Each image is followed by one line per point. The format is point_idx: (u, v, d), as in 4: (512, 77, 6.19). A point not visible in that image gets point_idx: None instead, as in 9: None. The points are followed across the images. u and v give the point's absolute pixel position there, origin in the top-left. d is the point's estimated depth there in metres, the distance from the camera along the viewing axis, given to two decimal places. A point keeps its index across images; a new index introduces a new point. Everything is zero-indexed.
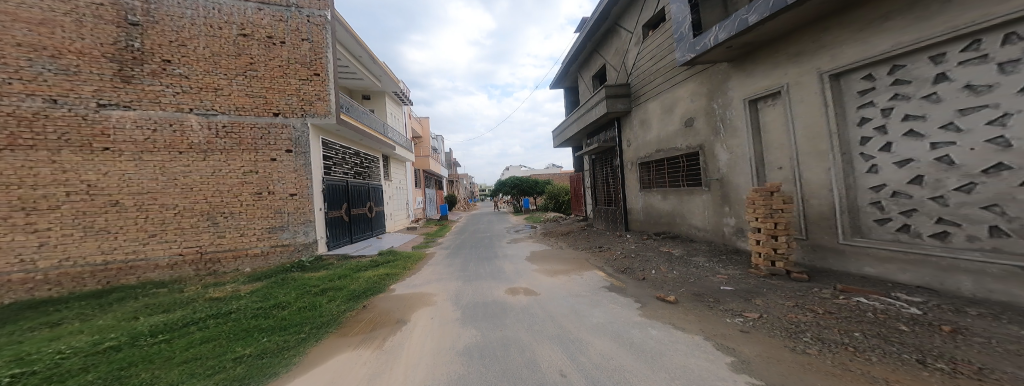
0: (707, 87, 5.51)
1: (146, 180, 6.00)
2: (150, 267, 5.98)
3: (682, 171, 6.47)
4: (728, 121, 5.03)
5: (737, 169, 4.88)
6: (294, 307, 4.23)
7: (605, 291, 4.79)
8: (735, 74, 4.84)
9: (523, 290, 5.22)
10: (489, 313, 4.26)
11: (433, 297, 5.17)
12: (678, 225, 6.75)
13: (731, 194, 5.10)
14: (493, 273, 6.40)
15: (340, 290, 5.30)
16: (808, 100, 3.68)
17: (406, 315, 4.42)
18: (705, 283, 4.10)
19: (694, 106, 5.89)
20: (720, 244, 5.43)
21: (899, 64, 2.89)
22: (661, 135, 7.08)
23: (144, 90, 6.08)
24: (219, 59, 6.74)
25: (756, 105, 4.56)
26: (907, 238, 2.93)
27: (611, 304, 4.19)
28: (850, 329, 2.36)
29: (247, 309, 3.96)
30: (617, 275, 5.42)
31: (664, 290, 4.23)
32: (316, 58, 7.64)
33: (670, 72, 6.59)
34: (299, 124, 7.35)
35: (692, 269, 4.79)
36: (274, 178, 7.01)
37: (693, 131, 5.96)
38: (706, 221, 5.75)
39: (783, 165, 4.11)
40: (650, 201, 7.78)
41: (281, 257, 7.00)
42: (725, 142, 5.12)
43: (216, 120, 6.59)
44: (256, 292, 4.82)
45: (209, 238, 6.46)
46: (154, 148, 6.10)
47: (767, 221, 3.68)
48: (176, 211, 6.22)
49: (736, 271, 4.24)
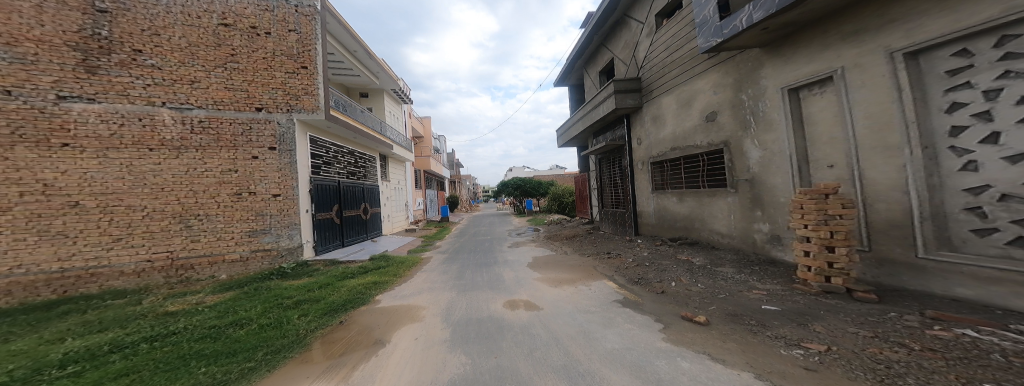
0: (736, 76, 4.85)
1: (110, 179, 5.45)
2: (115, 274, 5.43)
3: (702, 171, 5.84)
4: (760, 113, 4.40)
5: (773, 168, 4.23)
6: (255, 326, 3.65)
7: (618, 306, 4.14)
8: (771, 59, 4.19)
9: (523, 303, 4.59)
10: (483, 333, 3.63)
11: (422, 310, 4.54)
12: (697, 231, 6.08)
13: (764, 195, 4.44)
14: (491, 281, 5.77)
15: (317, 302, 4.70)
16: (871, 85, 3.01)
17: (388, 334, 3.81)
18: (741, 300, 3.42)
19: (718, 98, 5.24)
20: (750, 252, 4.76)
21: (1015, 33, 2.21)
22: (677, 131, 6.44)
23: (110, 81, 5.56)
24: (197, 50, 6.23)
25: (798, 93, 3.90)
26: (1022, 255, 2.23)
27: (627, 325, 3.53)
28: (977, 378, 1.65)
29: (196, 329, 3.38)
30: (630, 286, 4.77)
31: (691, 307, 3.56)
32: (304, 50, 7.17)
33: (688, 62, 5.97)
34: (284, 120, 6.85)
35: (720, 282, 4.12)
36: (254, 178, 6.49)
37: (715, 126, 5.33)
38: (733, 226, 5.09)
39: (835, 163, 3.46)
40: (663, 204, 7.13)
41: (262, 262, 6.47)
42: (758, 138, 4.46)
43: (192, 115, 6.08)
44: (218, 306, 4.23)
45: (182, 242, 5.91)
46: (122, 144, 5.56)
47: (821, 229, 3.03)
48: (145, 214, 5.68)
49: (777, 285, 3.56)
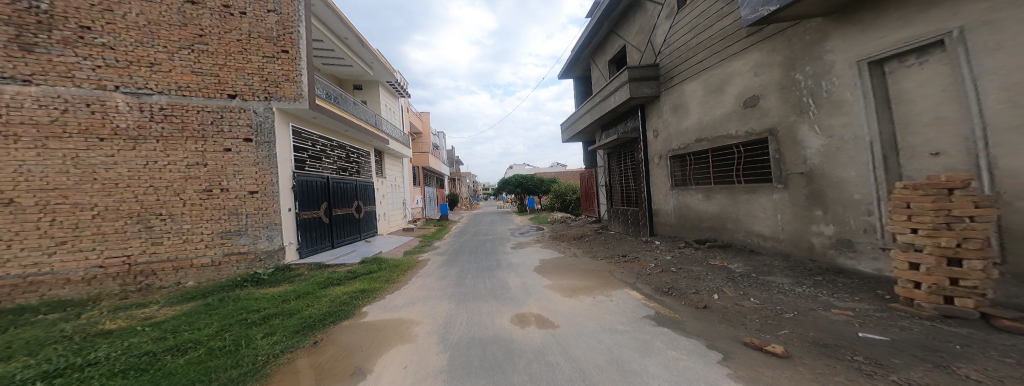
0: (788, 53, 4.08)
1: (51, 173, 4.69)
2: (59, 283, 4.71)
3: (737, 165, 5.10)
4: (823, 93, 3.64)
5: (842, 158, 3.47)
6: (201, 352, 2.90)
7: (651, 325, 3.40)
8: (842, 28, 3.42)
9: (534, 319, 3.83)
10: (488, 361, 2.87)
11: (415, 327, 3.78)
12: (729, 232, 5.35)
13: (828, 192, 3.68)
14: (495, 289, 5.02)
15: (290, 317, 3.94)
16: (1015, 44, 2.26)
17: (370, 360, 3.04)
18: (820, 323, 2.67)
19: (762, 81, 4.48)
20: (805, 259, 4.02)
21: None
22: (704, 120, 5.67)
23: (50, 61, 4.78)
24: (158, 29, 5.47)
25: (882, 67, 3.14)
26: None
27: (671, 352, 2.78)
28: None
29: (117, 360, 2.63)
30: (659, 298, 4.03)
31: (752, 333, 2.80)
32: (284, 33, 6.46)
33: (723, 41, 5.21)
34: (261, 108, 6.14)
35: (777, 297, 3.38)
36: (226, 173, 5.78)
37: (758, 112, 4.57)
38: (782, 228, 4.34)
39: (943, 151, 2.69)
40: (686, 201, 6.38)
41: (237, 267, 5.77)
42: (821, 123, 3.69)
43: (151, 101, 5.33)
44: (164, 324, 3.49)
45: (141, 246, 5.20)
46: (64, 132, 4.80)
47: (942, 235, 2.26)
48: (95, 213, 4.94)
49: (863, 304, 2.81)
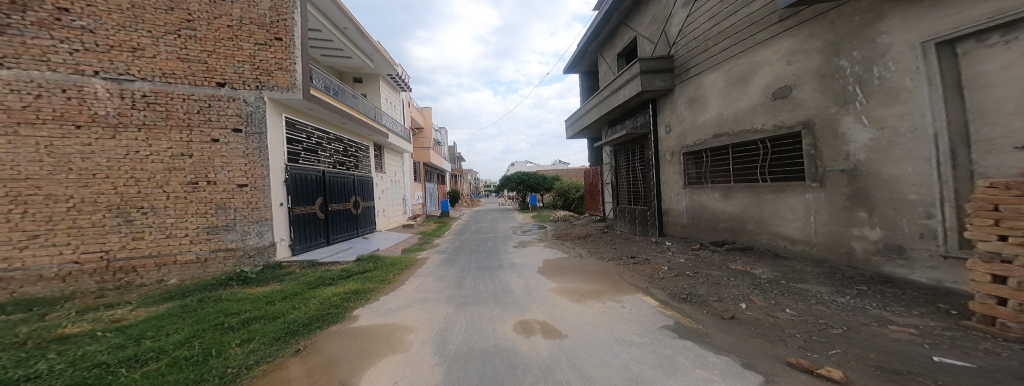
0: (830, 38, 3.67)
1: (23, 162, 4.37)
2: (31, 280, 4.39)
3: (762, 161, 4.70)
4: (873, 80, 3.23)
5: (896, 153, 3.07)
6: (164, 363, 2.55)
7: (671, 337, 3.02)
8: (900, 6, 3.00)
9: (540, 327, 3.46)
10: (489, 378, 2.47)
11: (409, 334, 3.42)
12: (750, 234, 4.96)
13: (876, 191, 3.27)
14: (497, 292, 4.65)
15: (272, 321, 3.59)
16: None
17: (355, 372, 2.66)
18: (879, 343, 2.28)
19: (796, 69, 4.06)
20: (842, 266, 3.63)
21: None
22: (724, 113, 5.26)
23: (23, 43, 4.45)
24: (142, 12, 5.13)
25: (954, 48, 2.71)
26: None
27: (701, 372, 2.39)
28: None
29: (60, 376, 2.27)
30: (678, 305, 3.64)
31: (796, 351, 2.42)
32: (278, 19, 6.11)
33: (749, 28, 4.79)
34: (252, 97, 5.81)
35: (818, 308, 2.98)
36: (214, 164, 5.45)
37: (790, 103, 4.16)
38: (814, 231, 3.95)
39: None
40: (700, 201, 5.99)
41: (224, 264, 5.45)
42: (871, 113, 3.26)
43: (133, 88, 4.99)
44: (131, 330, 3.15)
45: (121, 241, 4.88)
46: (38, 120, 4.46)
47: None
48: (70, 206, 4.61)
49: (926, 320, 2.42)
